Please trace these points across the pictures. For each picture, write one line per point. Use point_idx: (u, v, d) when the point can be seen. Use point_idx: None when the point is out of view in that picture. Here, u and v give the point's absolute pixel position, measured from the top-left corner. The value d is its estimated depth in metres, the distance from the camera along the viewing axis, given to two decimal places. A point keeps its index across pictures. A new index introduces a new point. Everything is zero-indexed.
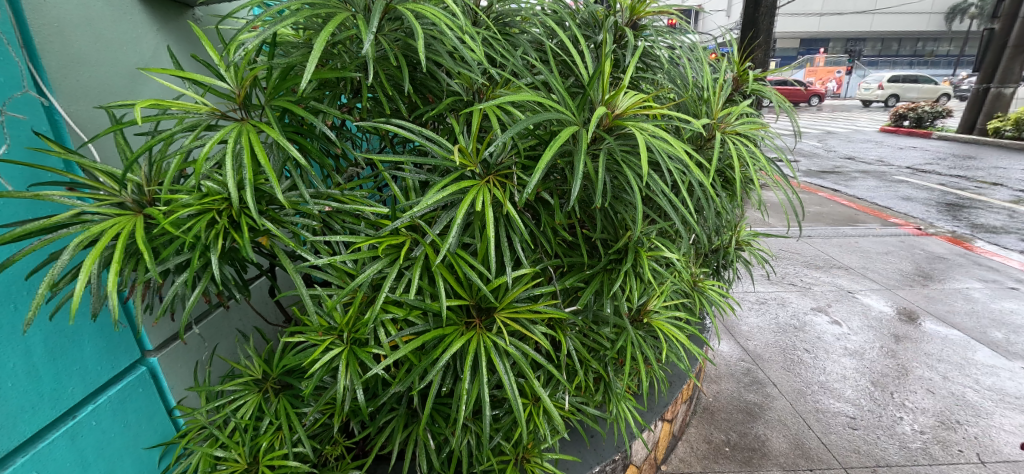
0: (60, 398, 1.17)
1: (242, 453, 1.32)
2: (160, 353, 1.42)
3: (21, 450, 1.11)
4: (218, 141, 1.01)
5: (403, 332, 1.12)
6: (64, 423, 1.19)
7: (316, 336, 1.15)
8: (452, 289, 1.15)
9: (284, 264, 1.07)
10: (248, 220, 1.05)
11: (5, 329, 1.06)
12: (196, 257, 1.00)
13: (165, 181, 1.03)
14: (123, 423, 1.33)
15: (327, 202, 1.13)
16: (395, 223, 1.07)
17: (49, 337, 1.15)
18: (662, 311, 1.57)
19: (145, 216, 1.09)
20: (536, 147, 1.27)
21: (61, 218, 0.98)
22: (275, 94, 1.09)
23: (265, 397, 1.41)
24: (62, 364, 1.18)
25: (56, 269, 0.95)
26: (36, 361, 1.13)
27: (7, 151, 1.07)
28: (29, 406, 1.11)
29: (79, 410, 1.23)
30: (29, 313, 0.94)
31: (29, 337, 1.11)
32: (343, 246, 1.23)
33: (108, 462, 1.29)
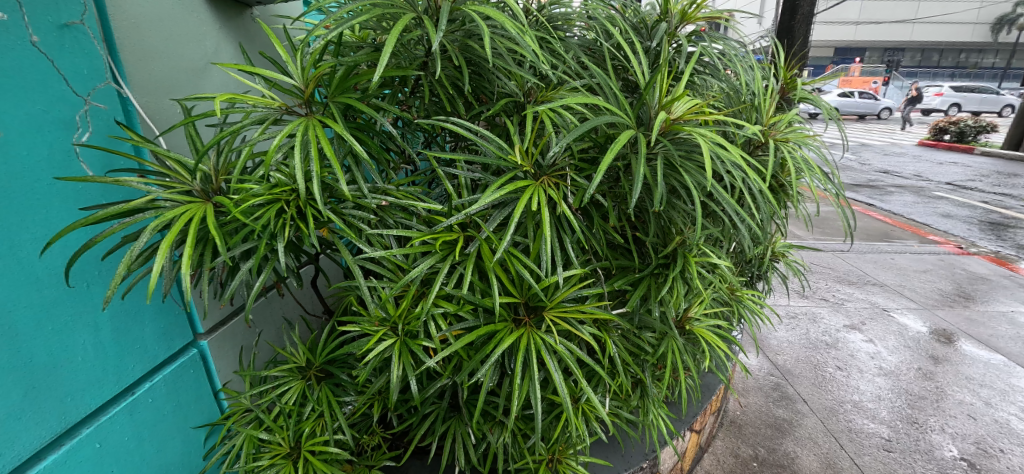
0: (122, 374, 1.24)
1: (286, 437, 1.37)
2: (210, 336, 1.48)
3: (87, 422, 1.17)
4: (287, 135, 1.05)
5: (454, 326, 1.11)
6: (124, 398, 1.25)
7: (369, 326, 1.14)
8: (503, 287, 1.14)
9: (344, 256, 1.07)
10: (314, 211, 1.07)
11: (80, 306, 1.13)
12: (262, 246, 1.01)
13: (235, 171, 1.06)
14: (174, 402, 1.39)
15: (385, 197, 1.15)
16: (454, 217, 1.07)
17: (115, 315, 1.21)
18: (702, 319, 1.55)
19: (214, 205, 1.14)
20: (588, 150, 1.26)
21: (138, 203, 1.03)
22: (339, 90, 1.13)
23: (307, 384, 1.44)
24: (126, 342, 1.24)
25: (134, 250, 1.00)
26: (103, 337, 1.19)
27: (89, 138, 1.14)
28: (95, 382, 1.17)
29: (137, 387, 1.29)
30: (108, 291, 0.99)
31: (100, 315, 1.17)
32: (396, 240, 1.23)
33: (160, 439, 1.35)
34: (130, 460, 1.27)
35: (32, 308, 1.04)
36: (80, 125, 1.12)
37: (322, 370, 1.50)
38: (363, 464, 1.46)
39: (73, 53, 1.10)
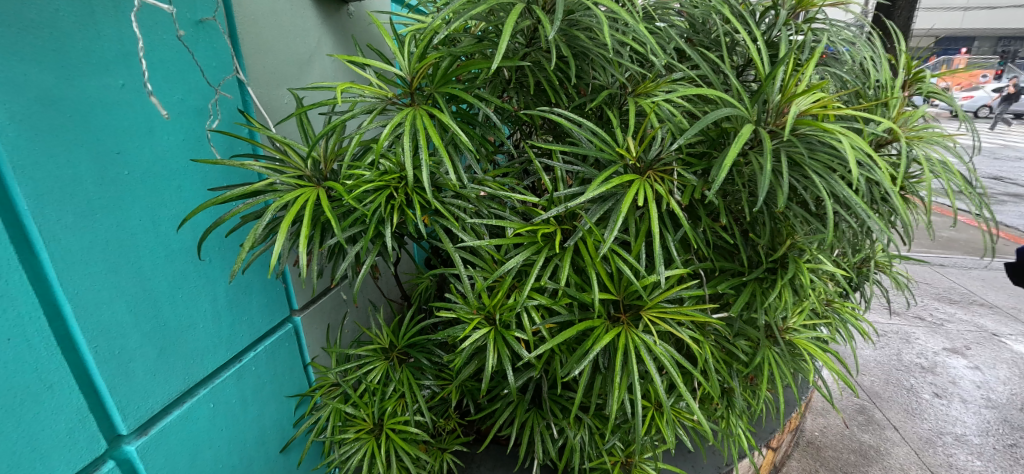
0: (233, 341, 1.19)
1: (370, 414, 1.35)
2: (304, 312, 1.42)
3: (201, 385, 1.13)
4: (394, 124, 1.06)
5: (549, 319, 1.11)
6: (232, 365, 1.20)
7: (465, 314, 1.13)
8: (601, 282, 1.13)
9: (445, 243, 1.08)
10: (421, 199, 1.08)
11: (192, 264, 1.07)
12: (372, 232, 1.02)
13: (346, 158, 1.08)
14: (271, 374, 1.33)
15: (484, 187, 1.15)
16: (557, 209, 1.05)
17: (227, 279, 1.16)
18: (802, 330, 1.43)
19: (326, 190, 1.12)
20: (695, 144, 1.18)
21: (258, 185, 1.03)
22: (444, 82, 1.13)
23: (390, 365, 1.41)
24: (237, 309, 1.19)
25: (258, 229, 1.00)
26: (219, 303, 1.14)
27: (217, 125, 1.12)
28: (212, 347, 1.13)
29: (243, 356, 1.24)
30: (234, 268, 1.01)
31: (218, 273, 1.13)
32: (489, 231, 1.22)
33: (257, 411, 1.28)
34: (242, 438, 1.24)
35: (168, 277, 1.01)
36: (210, 113, 1.09)
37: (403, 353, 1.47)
38: (439, 448, 1.47)
39: (204, 41, 1.08)
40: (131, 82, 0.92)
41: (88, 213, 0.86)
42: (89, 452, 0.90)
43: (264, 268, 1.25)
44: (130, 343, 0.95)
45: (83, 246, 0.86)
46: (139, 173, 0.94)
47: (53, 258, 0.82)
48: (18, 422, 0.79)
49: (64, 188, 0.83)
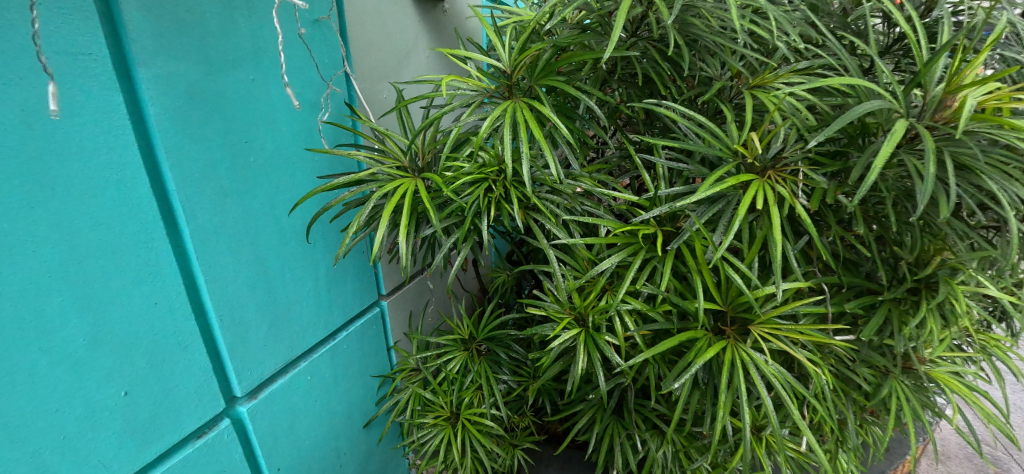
0: (329, 319, 1.21)
1: (448, 403, 1.23)
2: (390, 297, 1.38)
3: (306, 356, 1.18)
4: (493, 118, 1.04)
5: (644, 326, 1.04)
6: (327, 342, 1.22)
7: (555, 313, 1.09)
8: (705, 290, 1.06)
9: (538, 239, 1.05)
10: (519, 193, 1.04)
11: (294, 242, 1.10)
12: (468, 224, 1.01)
13: (446, 150, 1.07)
14: (361, 352, 1.32)
15: (581, 184, 1.10)
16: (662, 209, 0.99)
17: (326, 254, 1.18)
18: (942, 362, 1.22)
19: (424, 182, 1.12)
20: (827, 143, 1.04)
21: (362, 174, 1.06)
22: (546, 73, 1.08)
23: (469, 356, 1.28)
24: (334, 289, 1.22)
25: (363, 214, 1.02)
26: (320, 281, 1.18)
27: (328, 117, 1.15)
28: (310, 324, 1.17)
29: (338, 332, 1.26)
30: (339, 252, 1.04)
31: (313, 247, 1.15)
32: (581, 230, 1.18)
33: (344, 387, 1.29)
34: (337, 415, 1.27)
35: (280, 256, 1.07)
36: (321, 105, 1.12)
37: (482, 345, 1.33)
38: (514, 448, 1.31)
39: (321, 39, 1.09)
40: (261, 78, 0.99)
41: (222, 196, 0.94)
42: (213, 409, 0.98)
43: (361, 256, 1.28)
44: (249, 313, 1.02)
45: (215, 222, 0.94)
46: (262, 159, 1.01)
47: (193, 231, 0.90)
48: (160, 375, 0.88)
49: (203, 170, 0.90)
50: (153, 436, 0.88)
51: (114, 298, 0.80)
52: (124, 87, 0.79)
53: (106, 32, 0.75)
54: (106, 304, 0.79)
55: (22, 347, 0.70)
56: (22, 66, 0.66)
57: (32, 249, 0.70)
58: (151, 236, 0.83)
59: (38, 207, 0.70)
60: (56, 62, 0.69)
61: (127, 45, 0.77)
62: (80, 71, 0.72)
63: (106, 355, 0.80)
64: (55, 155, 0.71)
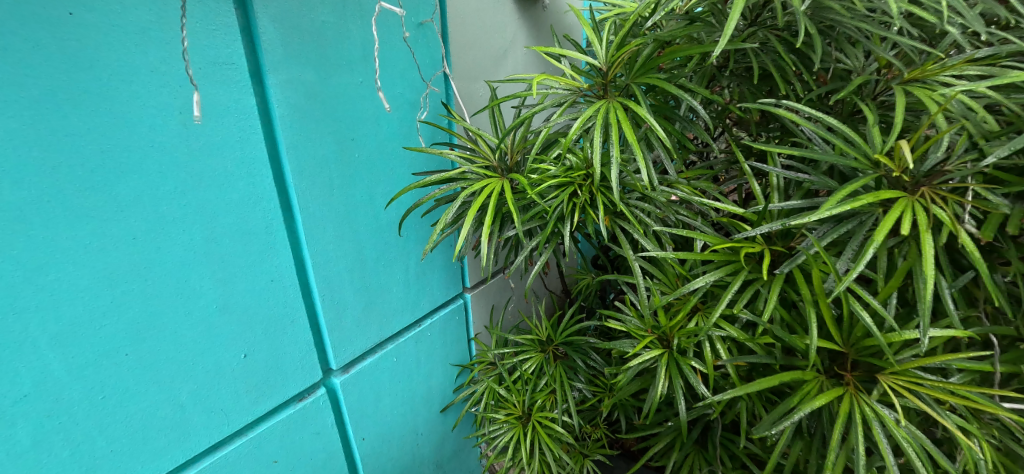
0: (415, 306, 1.25)
1: (521, 401, 1.23)
2: (474, 290, 1.38)
3: (393, 338, 1.23)
4: (584, 118, 0.98)
5: (740, 357, 0.91)
6: (413, 328, 1.26)
7: (636, 329, 1.00)
8: (822, 326, 0.90)
9: (625, 250, 0.98)
10: (607, 199, 0.97)
11: (386, 233, 1.16)
12: (550, 228, 0.97)
13: (535, 151, 1.04)
14: (443, 341, 1.34)
15: (678, 192, 1.00)
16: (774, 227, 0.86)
17: (414, 247, 1.23)
18: None
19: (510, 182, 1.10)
20: (1015, 154, 0.81)
21: (452, 173, 1.07)
22: (644, 70, 0.99)
23: (544, 358, 1.27)
24: (423, 280, 1.25)
25: (449, 212, 1.03)
26: (409, 270, 1.22)
27: (426, 116, 1.19)
28: (398, 309, 1.21)
29: (424, 319, 1.29)
30: (426, 247, 1.07)
31: (404, 239, 1.20)
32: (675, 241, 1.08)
33: (426, 373, 1.31)
34: (424, 400, 1.32)
35: (376, 244, 1.14)
36: (420, 104, 1.16)
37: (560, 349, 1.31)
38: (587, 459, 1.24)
39: (424, 41, 1.13)
40: (367, 80, 1.05)
41: (328, 188, 1.02)
42: (316, 379, 1.07)
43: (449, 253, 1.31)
44: (347, 295, 1.10)
45: (322, 212, 1.02)
46: (365, 155, 1.08)
47: (304, 218, 0.99)
48: (273, 341, 0.98)
49: (314, 162, 0.99)
50: (268, 397, 0.99)
51: (241, 272, 0.91)
52: (255, 89, 0.89)
53: (244, 41, 0.85)
54: (234, 278, 0.90)
55: (174, 306, 0.83)
56: (176, 75, 0.76)
57: (181, 224, 0.81)
58: (270, 220, 0.94)
59: (190, 194, 0.81)
60: (204, 72, 0.80)
61: (261, 52, 0.87)
62: (219, 78, 0.81)
63: (231, 322, 0.91)
64: (203, 151, 0.82)
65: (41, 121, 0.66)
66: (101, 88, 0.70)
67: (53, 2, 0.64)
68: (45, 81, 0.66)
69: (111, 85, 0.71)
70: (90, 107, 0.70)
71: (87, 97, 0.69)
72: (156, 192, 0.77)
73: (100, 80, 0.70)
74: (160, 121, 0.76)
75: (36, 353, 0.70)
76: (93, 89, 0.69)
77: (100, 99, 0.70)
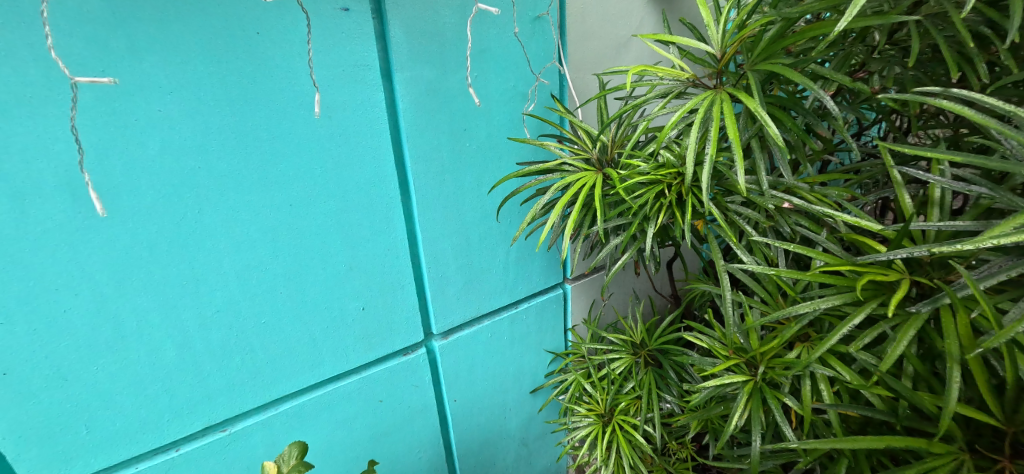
0: (512, 290, 1.31)
1: (603, 400, 1.21)
2: (575, 282, 1.40)
3: (490, 315, 1.31)
4: (685, 110, 0.88)
5: (844, 406, 0.74)
6: (508, 309, 1.33)
7: (720, 349, 0.90)
8: (973, 389, 0.69)
9: (714, 259, 0.88)
10: (695, 201, 0.89)
11: (488, 219, 1.22)
12: (633, 228, 0.93)
13: (629, 146, 0.97)
14: (539, 326, 1.40)
15: (791, 199, 0.86)
16: (915, 252, 0.69)
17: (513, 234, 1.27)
18: None
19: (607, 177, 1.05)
20: None
21: (551, 165, 1.06)
22: (762, 57, 0.86)
23: (636, 363, 1.23)
24: (523, 266, 1.30)
25: (540, 203, 1.03)
26: (509, 256, 1.27)
27: (533, 108, 1.21)
28: (496, 290, 1.29)
29: (521, 303, 1.35)
30: (516, 234, 1.08)
31: (506, 226, 1.25)
32: (785, 256, 0.93)
33: (519, 353, 1.38)
34: (515, 378, 1.40)
35: (480, 229, 1.21)
36: (527, 96, 1.19)
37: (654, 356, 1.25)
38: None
39: (538, 36, 1.15)
40: (480, 75, 1.11)
41: (439, 175, 1.12)
42: (418, 339, 1.20)
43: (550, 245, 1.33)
44: (449, 272, 1.20)
45: (433, 195, 1.12)
46: (475, 144, 1.15)
47: (418, 199, 1.10)
48: (387, 301, 1.13)
49: (429, 150, 1.09)
50: (378, 347, 1.14)
51: (364, 241, 1.06)
52: (384, 86, 1.01)
53: (378, 44, 0.97)
54: (358, 245, 1.05)
55: (314, 265, 1.00)
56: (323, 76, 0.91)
57: (321, 197, 0.97)
58: (389, 198, 1.07)
59: (329, 173, 0.97)
60: (344, 74, 0.93)
61: (389, 53, 0.98)
62: (355, 79, 0.95)
63: (353, 282, 1.07)
64: (340, 140, 0.96)
65: (229, 118, 0.84)
66: (269, 91, 0.86)
67: (244, 26, 0.82)
68: (238, 87, 0.84)
69: (277, 88, 0.87)
70: (261, 105, 0.86)
71: (258, 99, 0.86)
72: (305, 169, 0.94)
73: (269, 84, 0.86)
74: (307, 115, 0.91)
75: (222, 285, 0.92)
76: (263, 92, 0.86)
77: (267, 99, 0.87)
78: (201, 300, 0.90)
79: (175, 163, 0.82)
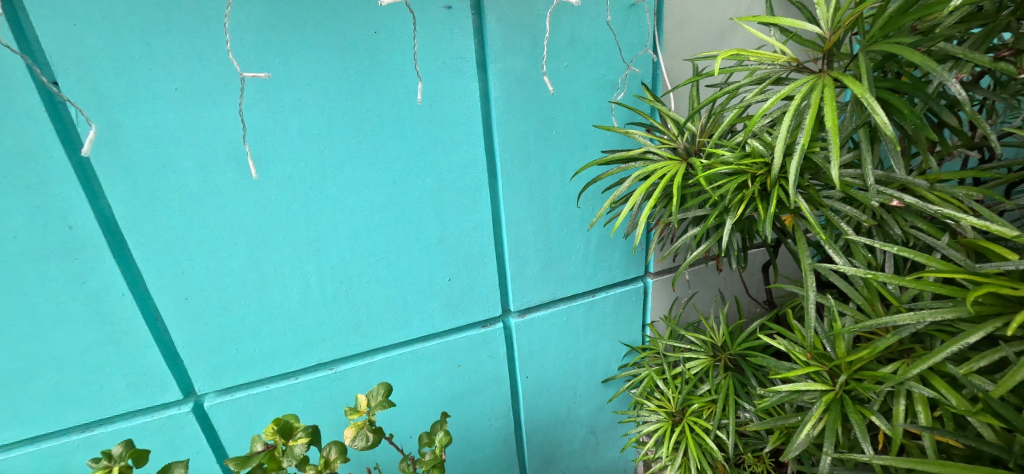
0: (590, 279, 1.31)
1: (675, 399, 1.17)
2: (657, 278, 1.37)
3: (567, 300, 1.33)
4: (782, 97, 0.78)
5: (937, 432, 0.64)
6: (586, 297, 1.34)
7: (799, 353, 0.82)
8: None
9: (800, 257, 0.81)
10: (782, 194, 0.82)
11: (569, 206, 1.22)
12: (710, 220, 0.87)
13: (714, 135, 0.90)
14: (615, 317, 1.39)
15: (903, 196, 0.76)
16: None
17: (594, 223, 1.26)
18: None
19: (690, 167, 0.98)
20: None
21: (634, 153, 1.01)
22: (881, 36, 0.76)
23: (715, 366, 1.16)
24: (603, 256, 1.30)
25: (619, 191, 0.99)
26: (589, 245, 1.28)
27: (621, 97, 1.19)
28: (574, 278, 1.30)
29: (598, 292, 1.35)
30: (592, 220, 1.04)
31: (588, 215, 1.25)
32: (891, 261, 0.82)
33: (592, 341, 1.39)
34: (587, 365, 1.41)
35: (561, 216, 1.22)
36: (616, 85, 1.17)
37: (735, 361, 1.17)
38: None
39: (632, 23, 1.13)
40: (572, 64, 1.11)
41: (525, 160, 1.14)
42: (496, 314, 1.25)
43: (631, 237, 1.30)
44: (529, 257, 1.23)
45: (519, 179, 1.15)
46: (562, 132, 1.16)
47: (505, 183, 1.14)
48: (472, 277, 1.19)
49: (516, 137, 1.12)
50: (459, 316, 1.22)
51: (454, 220, 1.13)
52: (479, 77, 1.06)
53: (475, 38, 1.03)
54: (447, 224, 1.13)
55: (408, 239, 1.10)
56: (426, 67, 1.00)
57: (416, 177, 1.06)
58: (477, 180, 1.12)
59: (426, 156, 1.06)
60: (444, 66, 1.01)
61: (485, 46, 1.03)
62: (454, 70, 1.02)
63: (440, 258, 1.15)
64: (437, 126, 1.05)
65: (344, 105, 0.96)
66: (377, 81, 0.97)
67: (363, 26, 0.93)
68: (354, 78, 0.95)
69: (385, 79, 0.98)
70: (370, 94, 0.97)
71: (368, 88, 0.97)
72: (405, 150, 1.04)
73: (378, 75, 0.97)
74: (409, 102, 1.01)
75: (336, 250, 1.05)
76: (373, 82, 0.97)
77: (376, 89, 0.98)
78: (315, 259, 1.05)
79: (302, 143, 0.96)
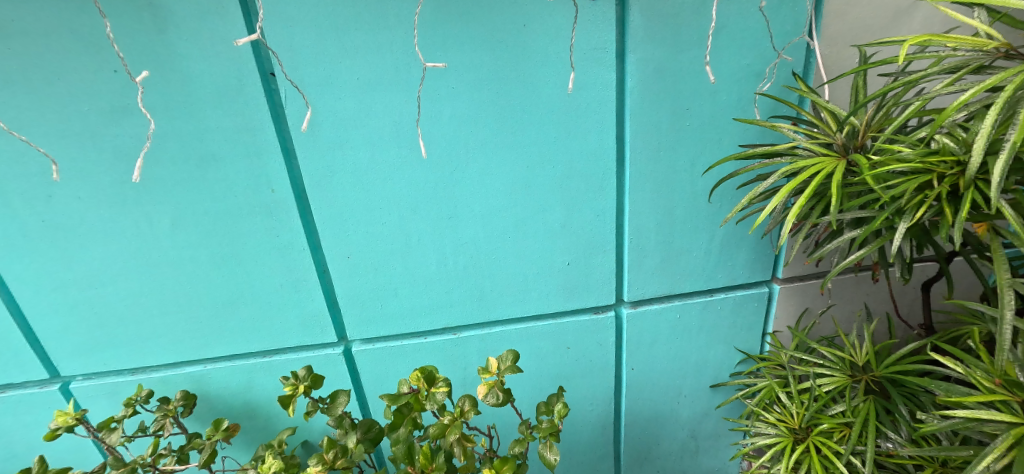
0: (711, 279, 1.26)
1: (800, 415, 1.08)
2: (785, 285, 1.28)
3: (682, 296, 1.29)
4: (987, 87, 0.68)
5: None
6: (703, 296, 1.29)
7: (982, 379, 0.76)
8: None
9: (996, 272, 0.70)
10: (979, 197, 0.72)
11: (697, 202, 1.18)
12: (879, 223, 0.80)
13: (888, 129, 0.81)
14: (732, 322, 1.32)
15: None
16: None
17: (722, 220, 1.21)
18: None
19: (850, 165, 0.90)
20: None
21: (781, 148, 0.94)
22: None
23: (852, 387, 1.05)
24: (728, 256, 1.24)
25: (762, 187, 0.94)
26: (713, 243, 1.23)
27: (767, 88, 1.11)
28: (693, 275, 1.25)
29: (717, 294, 1.30)
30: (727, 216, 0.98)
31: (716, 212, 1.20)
32: None
33: (705, 344, 1.34)
34: (695, 368, 1.36)
35: (686, 211, 1.19)
36: (763, 75, 1.10)
37: (881, 386, 1.05)
38: None
39: (788, 9, 1.05)
40: (717, 54, 1.06)
41: (656, 151, 1.12)
42: (610, 302, 1.25)
43: (763, 238, 1.23)
44: (647, 248, 1.21)
45: (647, 171, 1.14)
46: (697, 125, 1.12)
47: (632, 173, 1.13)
48: (587, 262, 1.20)
49: (648, 127, 1.10)
50: (573, 301, 1.24)
51: (578, 206, 1.15)
52: (617, 67, 1.05)
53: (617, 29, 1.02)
54: (570, 208, 1.15)
55: (535, 221, 1.14)
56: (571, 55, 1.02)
57: (548, 162, 1.10)
58: (605, 169, 1.12)
59: (560, 142, 1.08)
60: (586, 55, 1.02)
61: (627, 36, 1.02)
62: (596, 59, 1.03)
63: (561, 242, 1.18)
64: (574, 113, 1.06)
65: (489, 91, 1.02)
66: (523, 69, 1.01)
67: (516, 18, 0.97)
68: (501, 66, 1.00)
69: (531, 66, 1.01)
70: (514, 81, 1.02)
71: (512, 75, 1.02)
72: (541, 136, 1.07)
73: (524, 63, 1.01)
74: (549, 90, 1.04)
75: (472, 226, 1.13)
76: (517, 70, 1.01)
77: (520, 76, 1.02)
78: (450, 233, 1.13)
79: (450, 125, 1.04)
